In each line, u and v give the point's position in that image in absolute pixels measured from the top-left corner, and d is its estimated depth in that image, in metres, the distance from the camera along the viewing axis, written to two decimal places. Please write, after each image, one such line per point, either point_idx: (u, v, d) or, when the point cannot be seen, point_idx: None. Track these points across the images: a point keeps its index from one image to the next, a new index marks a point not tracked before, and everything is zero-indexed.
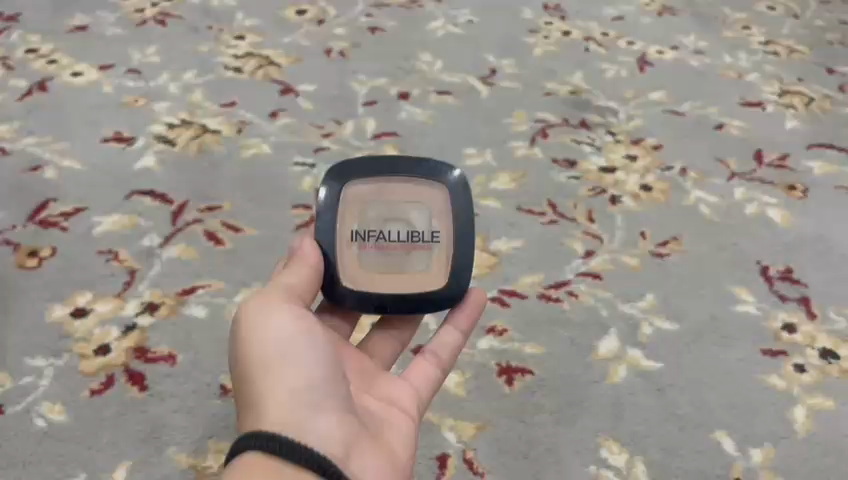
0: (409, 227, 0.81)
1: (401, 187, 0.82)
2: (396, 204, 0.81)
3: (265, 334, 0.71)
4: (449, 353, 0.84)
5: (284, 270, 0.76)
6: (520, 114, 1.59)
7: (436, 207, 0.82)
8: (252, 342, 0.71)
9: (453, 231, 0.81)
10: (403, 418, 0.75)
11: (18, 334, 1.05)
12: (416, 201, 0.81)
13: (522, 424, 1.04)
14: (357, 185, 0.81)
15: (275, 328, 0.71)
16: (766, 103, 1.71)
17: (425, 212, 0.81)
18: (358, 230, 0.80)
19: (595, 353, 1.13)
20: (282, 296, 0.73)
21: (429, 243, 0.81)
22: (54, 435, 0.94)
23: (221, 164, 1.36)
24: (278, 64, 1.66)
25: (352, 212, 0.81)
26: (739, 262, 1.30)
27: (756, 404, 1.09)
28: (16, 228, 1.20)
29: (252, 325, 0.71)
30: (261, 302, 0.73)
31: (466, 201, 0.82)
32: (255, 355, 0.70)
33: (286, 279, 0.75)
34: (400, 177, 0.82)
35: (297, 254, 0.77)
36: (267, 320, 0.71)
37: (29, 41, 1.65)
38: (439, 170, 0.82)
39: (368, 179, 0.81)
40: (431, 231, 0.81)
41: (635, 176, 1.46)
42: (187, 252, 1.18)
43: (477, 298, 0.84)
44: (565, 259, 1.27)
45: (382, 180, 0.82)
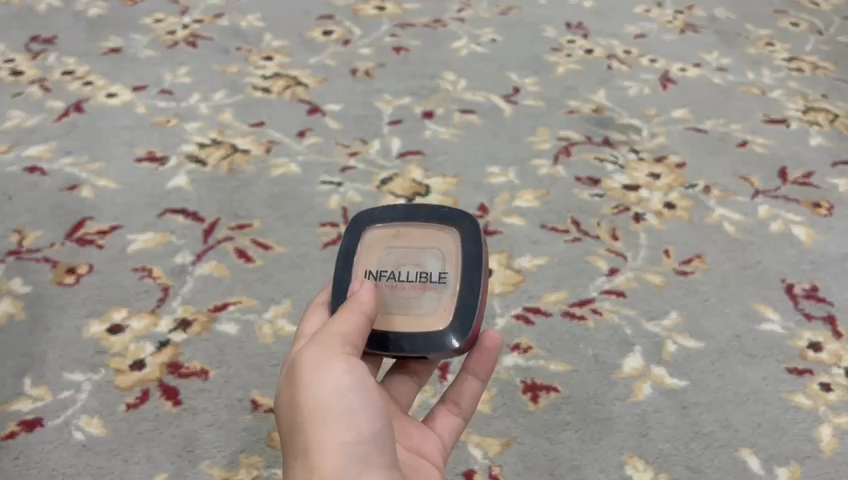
0: (419, 269, 0.81)
1: (417, 232, 0.84)
2: (410, 247, 0.83)
3: (318, 386, 0.67)
4: (471, 401, 0.86)
5: (338, 316, 0.73)
6: (543, 132, 1.61)
7: (448, 250, 0.82)
8: (306, 392, 0.68)
9: (462, 272, 0.80)
10: (434, 470, 0.77)
11: (57, 349, 1.08)
12: (430, 246, 0.83)
13: (547, 441, 1.05)
14: (376, 231, 0.84)
15: (328, 379, 0.67)
16: (790, 120, 1.71)
17: (436, 254, 0.82)
18: (372, 271, 0.82)
19: (619, 371, 1.14)
20: (337, 347, 0.70)
21: (437, 284, 0.81)
22: (92, 448, 0.97)
23: (251, 183, 1.40)
24: (305, 84, 1.69)
25: (369, 255, 0.83)
26: (763, 281, 1.30)
27: (782, 422, 1.09)
28: (55, 246, 1.24)
29: (306, 374, 0.69)
30: (313, 352, 0.70)
31: (477, 245, 0.82)
32: (308, 407, 0.67)
33: (342, 330, 0.72)
34: (417, 222, 0.84)
35: (353, 303, 0.75)
36: (321, 371, 0.68)
37: (65, 63, 1.70)
38: (454, 215, 0.84)
39: (386, 224, 0.85)
40: (440, 272, 0.81)
41: (658, 194, 1.47)
42: (219, 270, 1.21)
43: (491, 341, 0.85)
44: (589, 277, 1.28)
45: (400, 225, 0.84)
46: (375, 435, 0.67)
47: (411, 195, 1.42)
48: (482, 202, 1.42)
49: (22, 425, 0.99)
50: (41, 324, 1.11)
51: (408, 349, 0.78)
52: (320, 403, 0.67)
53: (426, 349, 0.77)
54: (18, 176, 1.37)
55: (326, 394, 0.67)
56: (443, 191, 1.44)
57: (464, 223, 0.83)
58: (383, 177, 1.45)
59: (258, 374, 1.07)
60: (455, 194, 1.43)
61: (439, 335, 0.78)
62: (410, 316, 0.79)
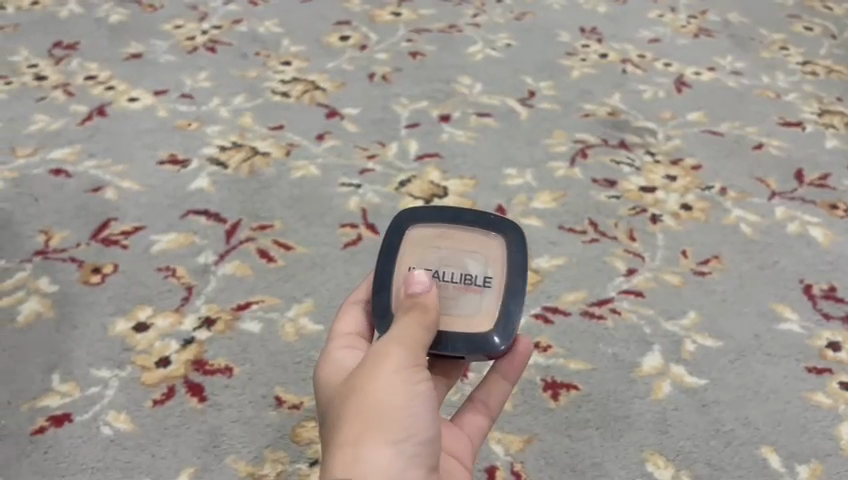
0: (463, 271, 0.78)
1: (462, 233, 0.80)
2: (455, 249, 0.79)
3: (393, 382, 0.63)
4: (499, 400, 0.85)
5: (414, 318, 0.69)
6: (559, 135, 1.62)
7: (492, 255, 0.79)
8: (377, 382, 0.62)
9: (506, 278, 0.78)
10: (464, 471, 0.78)
11: (84, 346, 1.10)
12: (475, 248, 0.79)
13: (569, 438, 1.06)
14: (420, 229, 0.80)
15: (404, 381, 0.63)
16: (805, 123, 1.72)
17: (481, 257, 0.78)
18: (415, 269, 0.78)
19: (639, 369, 1.15)
20: (412, 351, 0.66)
21: (481, 287, 0.77)
22: (120, 443, 0.99)
23: (271, 184, 1.41)
24: (323, 88, 1.71)
25: (413, 254, 0.79)
26: (781, 281, 1.31)
27: (802, 421, 1.10)
28: (80, 246, 1.26)
29: (383, 365, 0.63)
30: (391, 346, 0.65)
31: (522, 252, 0.79)
32: (375, 396, 0.62)
33: (415, 334, 0.67)
34: (462, 223, 0.80)
35: (427, 306, 0.70)
36: (398, 368, 0.64)
37: (88, 68, 1.73)
38: (500, 219, 0.80)
39: (431, 223, 0.80)
40: (484, 277, 0.78)
41: (675, 195, 1.48)
42: (241, 269, 1.23)
43: (524, 349, 0.82)
44: (607, 277, 1.29)
45: (445, 224, 0.80)
46: (424, 450, 0.64)
47: (430, 197, 1.43)
48: (499, 203, 1.43)
49: (51, 421, 1.01)
50: (68, 322, 1.13)
51: (450, 348, 0.75)
52: (390, 397, 0.62)
53: (472, 349, 0.75)
54: (43, 178, 1.39)
55: (397, 391, 0.62)
56: (461, 193, 1.45)
57: (508, 228, 0.80)
58: (402, 179, 1.46)
59: (282, 371, 1.09)
60: (473, 196, 1.45)
61: (482, 337, 0.76)
62: (453, 317, 0.76)
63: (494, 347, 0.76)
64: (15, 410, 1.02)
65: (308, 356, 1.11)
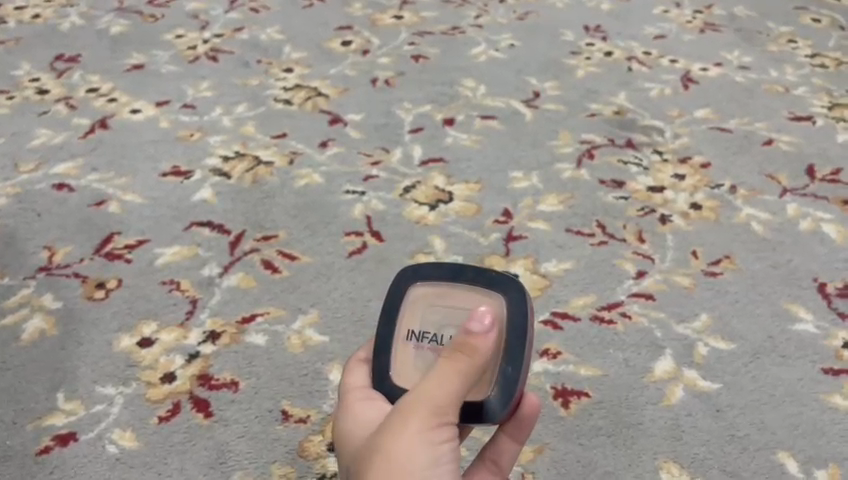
0: None
1: (462, 292, 0.72)
2: (456, 310, 0.71)
3: (416, 447, 0.58)
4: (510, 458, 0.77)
5: (451, 364, 0.61)
6: (565, 135, 1.61)
7: (491, 315, 0.70)
8: (399, 446, 0.58)
9: (504, 341, 0.69)
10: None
11: (89, 363, 1.09)
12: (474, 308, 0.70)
13: (580, 447, 1.04)
14: (422, 288, 0.72)
15: (429, 443, 0.59)
16: (815, 116, 1.69)
17: (480, 318, 0.69)
18: (414, 331, 0.71)
19: (651, 374, 1.13)
20: (444, 407, 0.60)
21: None
22: (126, 461, 0.98)
23: (275, 194, 1.40)
24: (325, 95, 1.70)
25: (414, 315, 0.72)
26: (795, 279, 1.28)
27: (820, 424, 1.07)
28: (84, 261, 1.25)
29: (408, 425, 0.59)
30: (421, 403, 0.60)
31: (525, 313, 0.70)
32: (397, 460, 0.58)
33: (452, 385, 0.60)
34: (463, 282, 0.72)
35: (472, 349, 0.61)
36: (423, 430, 0.59)
37: (90, 80, 1.73)
38: (503, 276, 0.71)
39: (432, 281, 0.72)
40: None
41: (683, 194, 1.46)
42: (246, 281, 1.22)
43: (531, 407, 0.73)
44: (616, 280, 1.27)
45: (445, 283, 0.72)
46: None
47: (435, 202, 1.41)
48: (506, 207, 1.41)
49: (57, 440, 1.00)
50: (72, 339, 1.12)
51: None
52: (411, 461, 0.58)
53: (466, 420, 0.67)
54: (46, 193, 1.39)
55: (422, 460, 0.58)
56: (466, 197, 1.43)
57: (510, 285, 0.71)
58: (406, 184, 1.45)
59: (288, 385, 1.07)
60: (479, 200, 1.43)
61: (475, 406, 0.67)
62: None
63: (490, 418, 0.67)
64: (20, 430, 1.01)
65: (315, 368, 1.10)
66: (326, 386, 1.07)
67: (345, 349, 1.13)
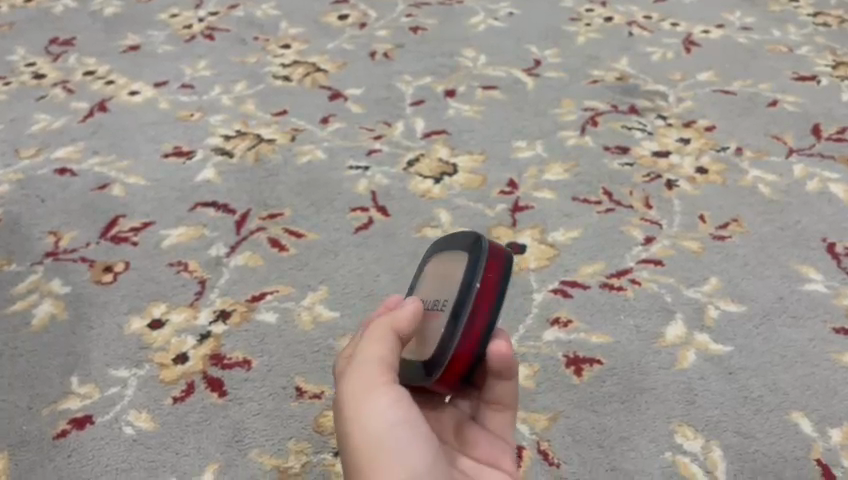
0: (437, 298, 0.77)
1: (451, 260, 0.80)
2: (442, 276, 0.79)
3: (374, 410, 0.65)
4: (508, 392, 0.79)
5: (374, 335, 0.69)
6: (568, 103, 1.59)
7: (458, 276, 0.76)
8: (359, 414, 0.65)
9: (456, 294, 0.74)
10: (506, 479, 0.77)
11: (100, 346, 1.09)
12: (452, 272, 0.78)
13: (594, 414, 1.04)
14: (433, 263, 0.83)
15: (383, 403, 0.65)
16: (820, 76, 1.67)
17: (448, 279, 0.77)
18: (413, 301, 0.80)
19: (662, 339, 1.13)
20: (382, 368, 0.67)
21: (438, 312, 0.75)
22: (143, 442, 0.98)
23: (278, 171, 1.39)
24: (324, 70, 1.68)
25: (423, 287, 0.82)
26: (804, 240, 1.28)
27: (832, 383, 1.07)
28: (90, 245, 1.24)
29: (353, 405, 0.65)
30: (354, 383, 0.66)
31: (480, 267, 0.74)
32: (363, 426, 0.65)
33: (381, 350, 0.68)
34: (455, 249, 0.80)
35: (380, 322, 0.70)
36: (367, 402, 0.65)
37: (86, 63, 1.71)
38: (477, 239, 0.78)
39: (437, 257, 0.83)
40: (444, 300, 0.76)
41: (689, 158, 1.45)
42: (253, 260, 1.22)
43: (498, 353, 0.74)
44: (625, 247, 1.26)
45: (446, 254, 0.81)
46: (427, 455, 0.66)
47: (439, 175, 1.40)
48: (511, 177, 1.40)
49: (73, 424, 1.00)
50: (83, 323, 1.12)
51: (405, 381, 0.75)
52: (375, 423, 0.65)
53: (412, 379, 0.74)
54: (48, 178, 1.38)
55: (376, 425, 0.65)
56: (470, 168, 1.42)
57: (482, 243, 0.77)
58: (410, 157, 1.44)
59: (300, 361, 1.08)
60: (484, 171, 1.42)
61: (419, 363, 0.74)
62: (418, 344, 0.76)
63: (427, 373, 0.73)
64: (36, 415, 1.01)
65: (326, 344, 1.10)
66: None
67: (355, 324, 1.13)
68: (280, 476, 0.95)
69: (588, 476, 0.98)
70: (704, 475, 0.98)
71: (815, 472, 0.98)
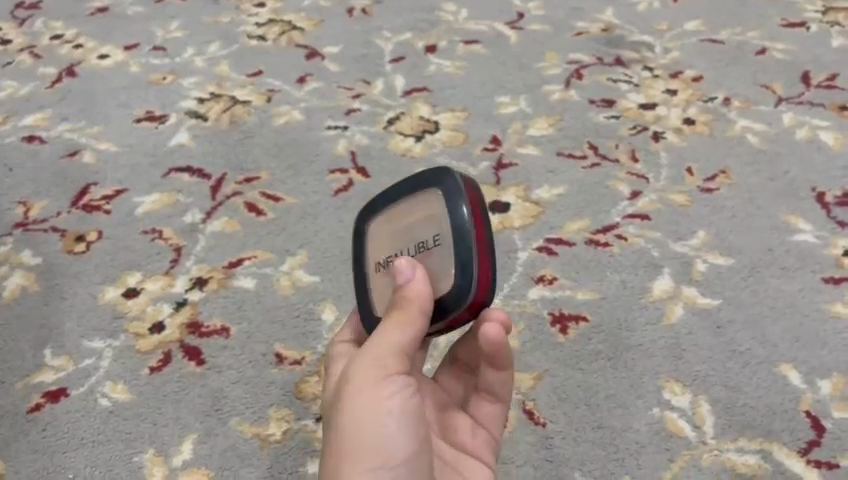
0: (416, 241, 0.70)
1: (407, 207, 0.72)
2: (405, 226, 0.72)
3: (366, 392, 0.65)
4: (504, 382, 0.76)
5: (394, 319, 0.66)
6: (552, 56, 1.55)
7: (434, 210, 0.70)
8: (353, 387, 0.66)
9: (452, 228, 0.68)
10: (481, 472, 0.76)
11: (74, 317, 1.06)
12: (419, 214, 0.71)
13: (580, 372, 1.02)
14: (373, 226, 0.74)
15: (373, 391, 0.65)
16: (809, 22, 1.63)
17: (427, 220, 0.70)
18: (381, 262, 0.73)
19: (649, 294, 1.11)
20: (387, 359, 0.66)
21: (433, 249, 0.69)
22: (119, 414, 0.96)
23: (254, 134, 1.35)
24: (300, 28, 1.63)
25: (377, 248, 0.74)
26: (793, 190, 1.25)
27: (821, 334, 1.06)
28: (62, 215, 1.21)
29: (350, 387, 0.66)
30: (367, 355, 0.66)
31: (461, 199, 0.68)
32: (354, 399, 0.65)
33: (395, 335, 0.66)
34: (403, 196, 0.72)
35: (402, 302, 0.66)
36: (363, 387, 0.65)
37: (53, 27, 1.65)
38: (428, 174, 0.71)
39: (381, 209, 0.74)
40: (434, 236, 0.69)
41: (676, 110, 1.41)
42: (230, 225, 1.18)
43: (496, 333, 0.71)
44: (611, 202, 1.24)
45: (389, 209, 0.73)
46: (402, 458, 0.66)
47: (420, 133, 1.36)
48: (494, 134, 1.37)
49: (47, 397, 0.98)
50: (55, 294, 1.09)
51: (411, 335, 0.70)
52: (362, 405, 0.65)
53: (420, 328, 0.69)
54: (17, 146, 1.34)
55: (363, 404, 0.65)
56: (452, 126, 1.38)
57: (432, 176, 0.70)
58: (390, 116, 1.40)
59: (281, 327, 1.05)
60: (466, 128, 1.38)
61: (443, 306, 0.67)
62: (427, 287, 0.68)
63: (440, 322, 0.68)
64: (9, 390, 0.99)
65: (307, 309, 1.07)
66: (319, 327, 1.05)
67: (336, 288, 1.10)
68: (261, 445, 0.94)
69: (575, 434, 0.97)
70: (692, 430, 0.96)
71: (805, 424, 0.96)
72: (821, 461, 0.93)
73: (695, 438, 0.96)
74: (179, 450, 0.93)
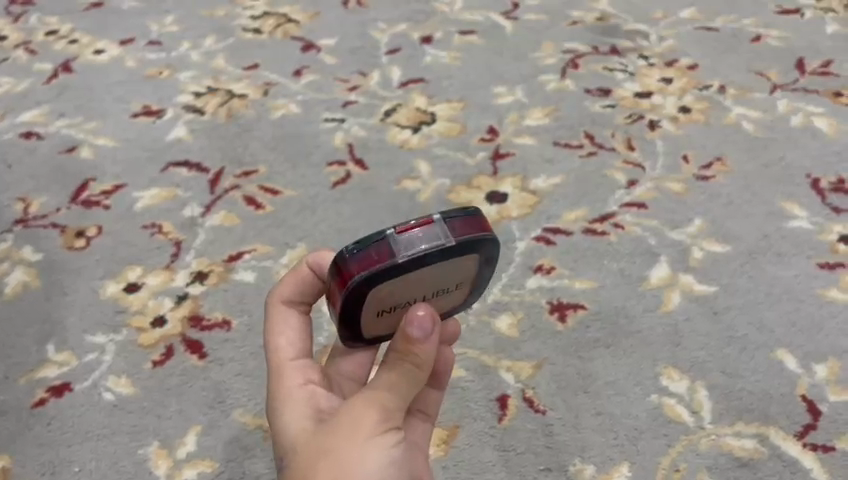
0: (435, 290, 0.63)
1: (433, 270, 0.61)
2: (430, 280, 0.62)
3: (370, 446, 0.59)
4: (434, 404, 0.72)
5: (402, 373, 0.60)
6: (547, 46, 1.55)
7: (463, 267, 0.63)
8: (356, 435, 0.59)
9: (477, 277, 0.65)
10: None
11: (76, 313, 1.07)
12: (447, 272, 0.62)
13: (579, 360, 1.03)
14: (382, 288, 0.60)
15: (378, 447, 0.59)
16: (804, 9, 1.63)
17: (452, 276, 0.63)
18: (383, 310, 0.63)
19: (647, 282, 1.12)
20: (393, 412, 0.60)
21: (453, 291, 0.65)
22: (123, 407, 0.97)
23: (252, 128, 1.36)
24: (296, 21, 1.63)
25: (380, 303, 0.62)
26: (789, 176, 1.26)
27: (818, 319, 1.07)
28: (61, 211, 1.21)
29: (354, 436, 0.59)
30: (371, 400, 0.60)
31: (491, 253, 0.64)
32: (357, 448, 0.59)
33: (403, 390, 0.60)
34: (430, 261, 0.60)
35: (406, 351, 0.60)
36: (368, 441, 0.59)
37: (47, 23, 1.65)
38: (459, 241, 0.60)
39: (394, 273, 0.59)
40: (455, 284, 0.64)
41: (672, 98, 1.42)
42: (229, 219, 1.19)
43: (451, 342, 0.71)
44: (608, 191, 1.24)
45: (411, 271, 0.60)
46: None
47: (417, 124, 1.37)
48: (491, 124, 1.37)
49: (51, 392, 0.99)
50: (57, 290, 1.10)
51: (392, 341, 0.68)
52: (364, 459, 0.58)
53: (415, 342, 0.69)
54: (14, 143, 1.34)
55: (368, 460, 0.58)
56: (449, 117, 1.39)
57: (462, 237, 0.60)
58: (387, 108, 1.40)
59: None
60: (463, 119, 1.38)
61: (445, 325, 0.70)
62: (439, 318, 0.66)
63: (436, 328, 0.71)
64: (13, 385, 1.00)
65: None
66: (320, 319, 1.06)
67: None
68: (265, 436, 0.95)
69: (575, 421, 0.98)
70: (690, 415, 0.97)
71: (801, 408, 0.98)
72: (818, 445, 0.94)
73: (694, 423, 0.97)
74: (183, 442, 0.94)
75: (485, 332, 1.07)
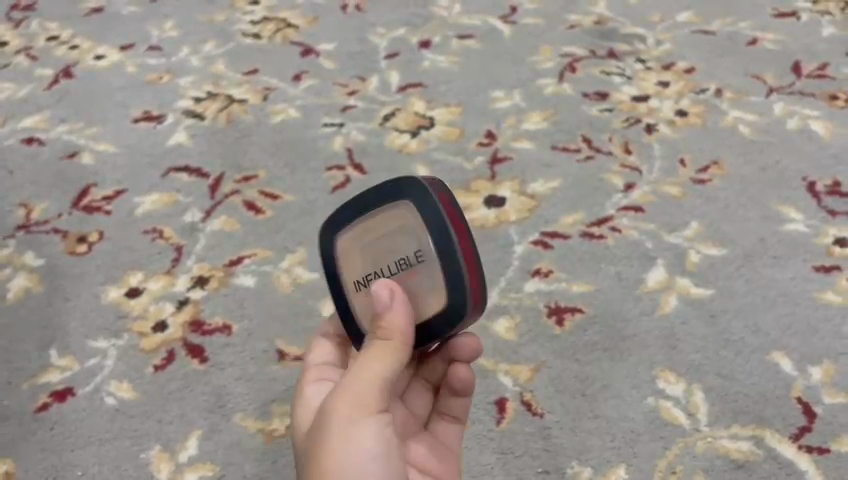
0: (397, 256, 0.68)
1: (382, 220, 0.69)
2: (382, 235, 0.69)
3: (351, 416, 0.63)
4: (462, 407, 0.78)
5: (380, 350, 0.65)
6: (546, 50, 1.56)
7: (413, 225, 0.67)
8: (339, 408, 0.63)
9: (438, 247, 0.66)
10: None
11: (78, 318, 1.08)
12: (394, 226, 0.68)
13: (576, 363, 1.04)
14: (346, 240, 0.71)
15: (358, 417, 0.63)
16: (800, 12, 1.64)
17: (403, 234, 0.68)
18: (359, 279, 0.71)
19: (644, 285, 1.13)
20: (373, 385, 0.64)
21: (419, 264, 0.68)
22: (125, 411, 0.98)
23: (251, 133, 1.37)
24: (295, 25, 1.64)
25: (353, 269, 0.71)
26: (785, 179, 1.27)
27: (814, 322, 1.08)
28: (62, 216, 1.22)
29: (336, 410, 0.64)
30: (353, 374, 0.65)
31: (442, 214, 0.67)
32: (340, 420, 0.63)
33: (380, 364, 0.64)
34: (372, 208, 0.69)
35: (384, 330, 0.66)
36: (349, 412, 0.63)
37: (48, 28, 1.66)
38: (393, 186, 0.68)
39: (348, 225, 0.71)
40: (416, 252, 0.67)
41: (669, 102, 1.43)
42: (229, 224, 1.20)
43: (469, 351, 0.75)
44: (605, 195, 1.25)
45: (364, 222, 0.70)
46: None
47: (416, 129, 1.38)
48: (489, 128, 1.38)
49: (54, 396, 1.00)
50: (59, 295, 1.11)
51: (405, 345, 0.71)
52: (346, 428, 0.63)
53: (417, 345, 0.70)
54: (16, 149, 1.35)
55: (350, 430, 0.63)
56: (448, 121, 1.40)
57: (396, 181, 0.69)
58: (386, 112, 1.41)
59: (281, 324, 1.07)
60: (461, 123, 1.39)
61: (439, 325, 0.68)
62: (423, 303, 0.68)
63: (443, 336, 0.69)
64: (16, 389, 1.01)
65: (306, 306, 1.09)
66: (320, 323, 1.07)
67: None
68: (265, 439, 0.96)
69: (572, 424, 0.99)
70: (687, 418, 0.98)
71: (796, 410, 0.99)
72: (813, 447, 0.95)
73: (690, 426, 0.98)
74: (184, 446, 0.95)
75: (483, 335, 1.08)
